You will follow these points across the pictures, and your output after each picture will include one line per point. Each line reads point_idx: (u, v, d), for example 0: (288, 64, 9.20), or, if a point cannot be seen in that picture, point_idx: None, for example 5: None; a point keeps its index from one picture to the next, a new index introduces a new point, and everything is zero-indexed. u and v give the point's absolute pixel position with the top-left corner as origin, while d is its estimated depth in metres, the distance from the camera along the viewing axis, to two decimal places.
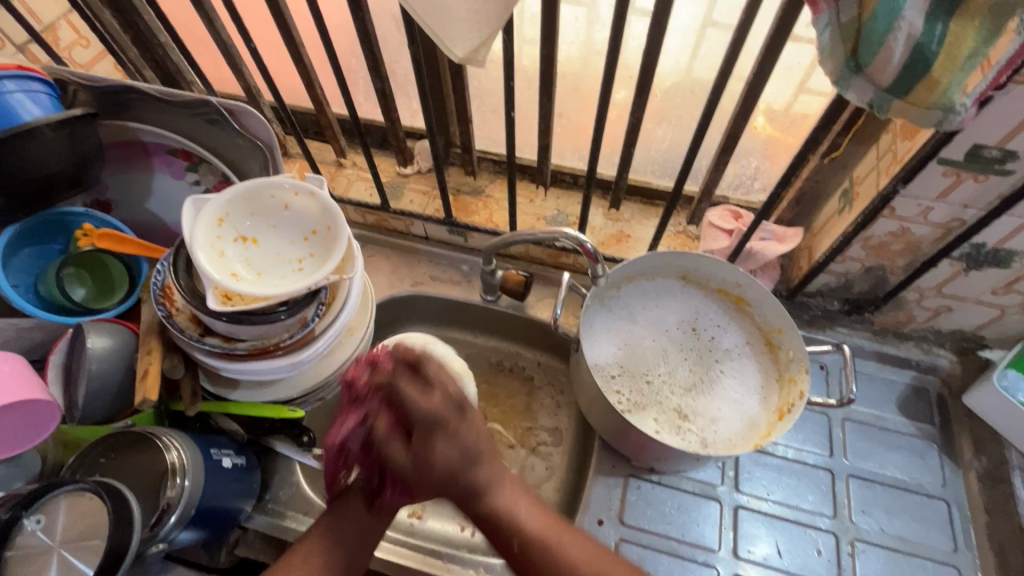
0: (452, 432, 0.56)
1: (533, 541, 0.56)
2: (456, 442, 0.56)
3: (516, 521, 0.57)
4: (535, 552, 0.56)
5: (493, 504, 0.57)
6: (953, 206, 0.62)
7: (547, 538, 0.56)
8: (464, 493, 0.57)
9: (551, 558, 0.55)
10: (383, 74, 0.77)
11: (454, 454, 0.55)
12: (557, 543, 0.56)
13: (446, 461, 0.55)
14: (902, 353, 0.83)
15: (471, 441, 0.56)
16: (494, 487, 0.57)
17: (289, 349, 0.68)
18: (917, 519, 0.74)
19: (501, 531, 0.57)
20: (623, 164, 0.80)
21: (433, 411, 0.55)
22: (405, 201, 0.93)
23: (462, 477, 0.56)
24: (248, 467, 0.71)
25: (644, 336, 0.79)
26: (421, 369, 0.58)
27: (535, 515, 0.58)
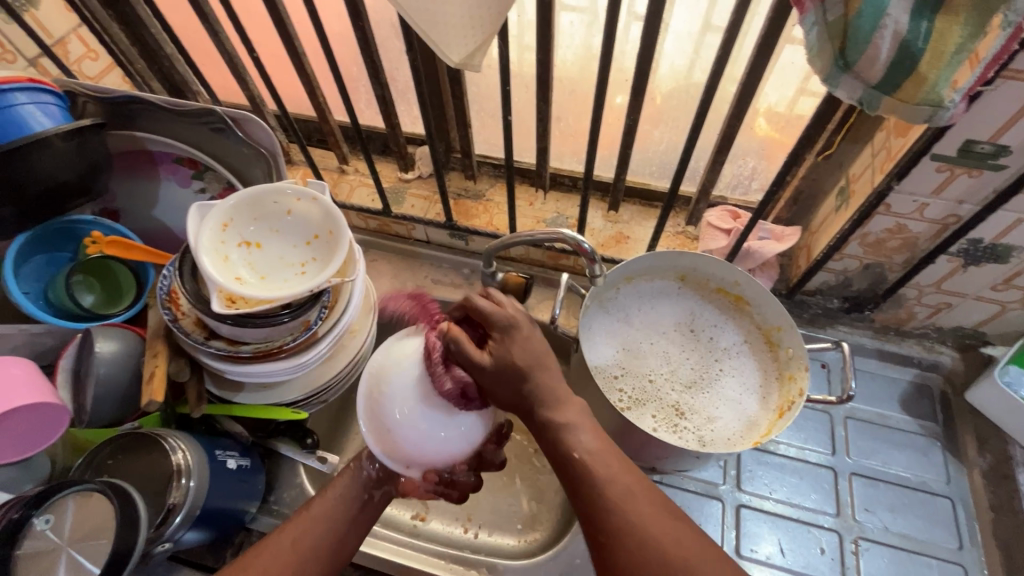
0: (522, 340, 0.57)
1: (591, 463, 0.53)
2: (503, 376, 0.55)
3: (575, 442, 0.54)
4: (601, 481, 0.52)
5: (556, 417, 0.55)
6: (948, 202, 0.62)
7: (608, 472, 0.53)
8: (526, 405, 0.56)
9: (605, 497, 0.51)
10: (383, 81, 0.79)
11: (522, 360, 0.55)
12: (618, 487, 0.52)
13: (501, 390, 0.56)
14: (904, 351, 0.83)
15: (531, 356, 0.56)
16: (562, 402, 0.56)
17: (292, 352, 0.69)
18: (921, 517, 0.73)
19: (558, 449, 0.54)
20: (621, 165, 0.81)
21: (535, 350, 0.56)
22: (406, 206, 0.94)
23: (530, 381, 0.55)
24: (253, 469, 0.72)
25: (643, 336, 0.79)
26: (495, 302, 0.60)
27: (592, 438, 0.55)
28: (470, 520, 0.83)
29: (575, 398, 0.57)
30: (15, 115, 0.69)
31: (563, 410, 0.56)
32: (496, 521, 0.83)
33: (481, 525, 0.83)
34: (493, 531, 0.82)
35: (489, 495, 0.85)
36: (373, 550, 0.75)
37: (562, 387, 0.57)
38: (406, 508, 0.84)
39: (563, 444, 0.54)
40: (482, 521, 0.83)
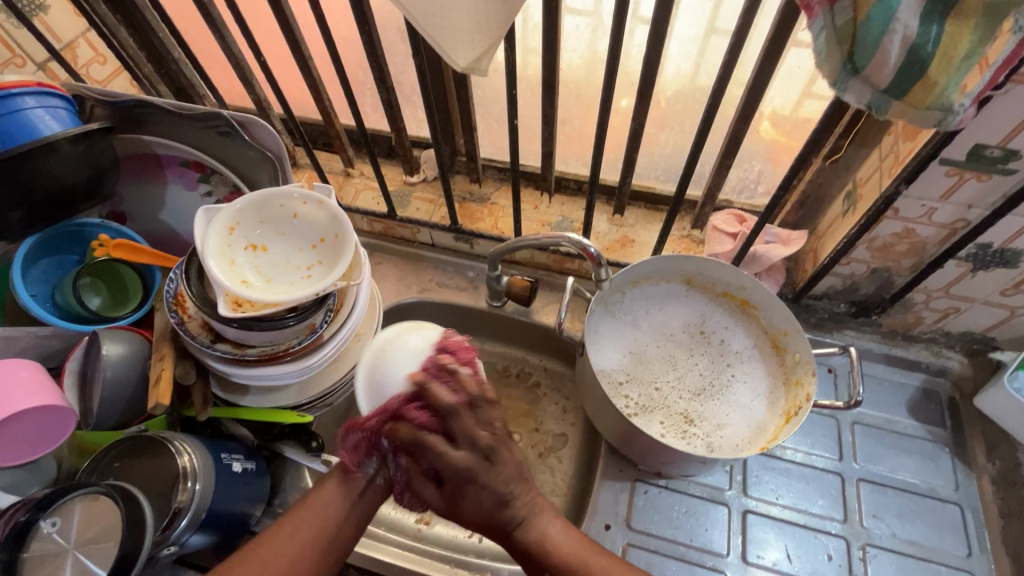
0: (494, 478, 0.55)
1: (559, 547, 0.57)
2: (489, 490, 0.55)
3: (546, 542, 0.57)
4: (566, 573, 0.56)
5: (529, 536, 0.57)
6: (957, 207, 0.62)
7: (574, 555, 0.57)
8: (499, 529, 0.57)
9: (565, 566, 0.56)
10: (388, 85, 0.79)
11: (487, 503, 0.56)
12: (585, 565, 0.56)
13: (477, 508, 0.56)
14: (911, 356, 0.82)
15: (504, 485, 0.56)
16: (532, 518, 0.58)
17: (298, 355, 0.70)
18: (929, 523, 0.73)
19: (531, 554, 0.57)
20: (626, 169, 0.81)
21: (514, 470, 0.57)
22: (411, 209, 0.95)
23: (496, 518, 0.56)
24: (258, 472, 0.72)
25: (648, 340, 0.79)
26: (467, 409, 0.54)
27: (568, 535, 0.59)
28: (474, 523, 0.83)
29: (545, 503, 0.60)
30: (24, 119, 0.69)
31: (533, 523, 0.58)
32: None
33: (485, 529, 0.82)
34: None
35: None
36: (377, 555, 0.74)
37: (540, 504, 0.59)
38: (410, 511, 0.84)
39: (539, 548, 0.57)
40: None
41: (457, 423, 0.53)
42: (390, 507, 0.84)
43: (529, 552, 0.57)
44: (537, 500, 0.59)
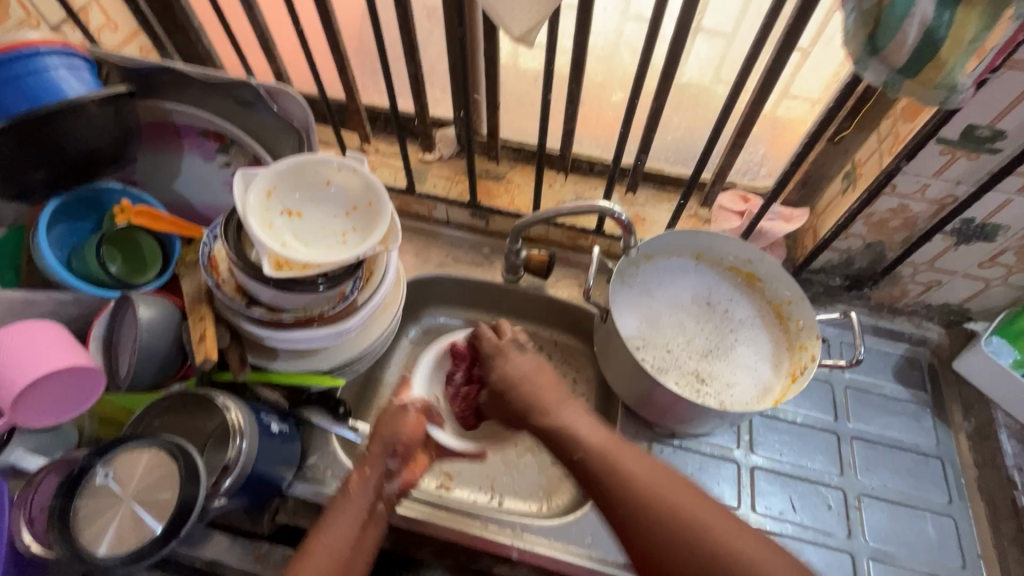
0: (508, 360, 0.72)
1: (597, 451, 0.63)
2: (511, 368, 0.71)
3: (576, 434, 0.65)
4: (597, 463, 0.62)
5: (556, 418, 0.67)
6: (947, 183, 0.68)
7: (619, 456, 0.62)
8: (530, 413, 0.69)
9: (612, 467, 0.61)
10: (417, 59, 0.81)
11: (512, 372, 0.71)
12: (618, 462, 0.61)
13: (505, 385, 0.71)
14: (896, 327, 0.90)
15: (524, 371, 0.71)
16: (555, 403, 0.68)
17: (331, 320, 0.72)
18: (914, 475, 0.80)
19: (565, 442, 0.65)
20: (643, 149, 0.85)
21: (518, 369, 0.71)
22: (429, 185, 0.97)
23: (523, 391, 0.69)
24: (291, 435, 0.73)
25: (661, 310, 0.84)
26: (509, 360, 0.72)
27: (596, 437, 0.64)
28: (494, 487, 0.87)
29: (571, 403, 0.69)
30: (49, 78, 0.68)
31: (561, 415, 0.67)
32: (519, 487, 0.87)
33: (504, 493, 0.86)
34: (518, 497, 0.86)
35: (511, 466, 0.88)
36: (407, 511, 0.74)
37: (553, 394, 0.69)
38: (430, 478, 0.87)
39: (569, 436, 0.65)
40: (506, 488, 0.87)
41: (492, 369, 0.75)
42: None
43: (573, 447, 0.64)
44: (544, 374, 0.71)
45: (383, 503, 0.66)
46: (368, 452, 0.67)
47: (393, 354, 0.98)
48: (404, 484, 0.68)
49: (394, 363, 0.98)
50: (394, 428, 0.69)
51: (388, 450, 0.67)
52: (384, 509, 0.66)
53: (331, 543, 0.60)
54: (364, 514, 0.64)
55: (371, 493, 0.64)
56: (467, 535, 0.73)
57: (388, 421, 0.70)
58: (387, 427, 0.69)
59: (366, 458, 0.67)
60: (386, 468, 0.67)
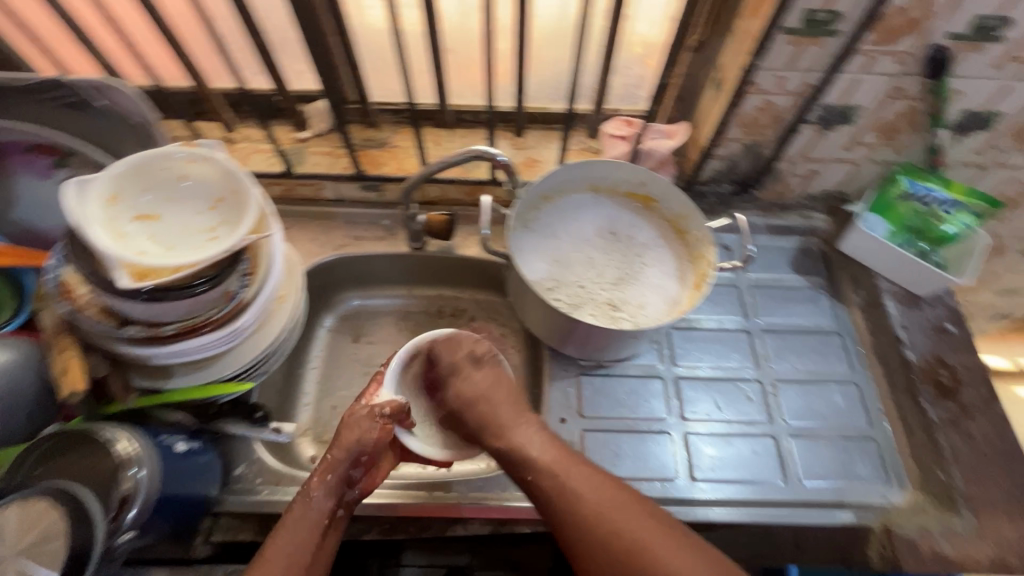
0: (469, 377, 0.71)
1: (545, 470, 0.62)
2: (467, 386, 0.70)
3: (525, 453, 0.64)
4: (546, 480, 0.62)
5: (511, 439, 0.65)
6: (802, 73, 0.71)
7: (575, 477, 0.61)
8: (486, 429, 0.67)
9: (561, 487, 0.60)
10: (256, 27, 0.74)
11: (468, 392, 0.70)
12: (564, 478, 0.61)
13: (462, 402, 0.70)
14: (787, 222, 0.95)
15: (482, 387, 0.70)
16: (508, 420, 0.67)
17: (221, 323, 0.67)
18: (821, 354, 0.86)
19: (516, 463, 0.64)
20: (519, 88, 0.83)
21: (474, 387, 0.70)
22: (309, 165, 0.91)
23: (476, 409, 0.69)
24: (204, 450, 0.68)
25: (567, 247, 0.84)
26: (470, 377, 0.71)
27: (547, 451, 0.64)
28: None
29: (526, 418, 0.68)
30: None
31: (514, 433, 0.66)
32: None
33: None
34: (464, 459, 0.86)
35: None
36: None
37: (509, 411, 0.68)
38: None
39: (520, 456, 0.64)
40: None
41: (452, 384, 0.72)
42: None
43: (523, 467, 0.64)
44: (504, 389, 0.70)
45: (343, 508, 0.65)
46: (328, 456, 0.64)
47: (310, 347, 0.94)
48: (365, 489, 0.66)
49: (315, 356, 0.94)
50: (359, 433, 0.66)
51: (354, 456, 0.65)
52: (342, 515, 0.64)
53: (283, 550, 0.58)
54: (322, 520, 0.61)
55: (329, 494, 0.63)
56: (415, 507, 0.72)
57: (355, 428, 0.66)
58: (349, 435, 0.65)
59: (324, 463, 0.64)
60: (349, 475, 0.65)
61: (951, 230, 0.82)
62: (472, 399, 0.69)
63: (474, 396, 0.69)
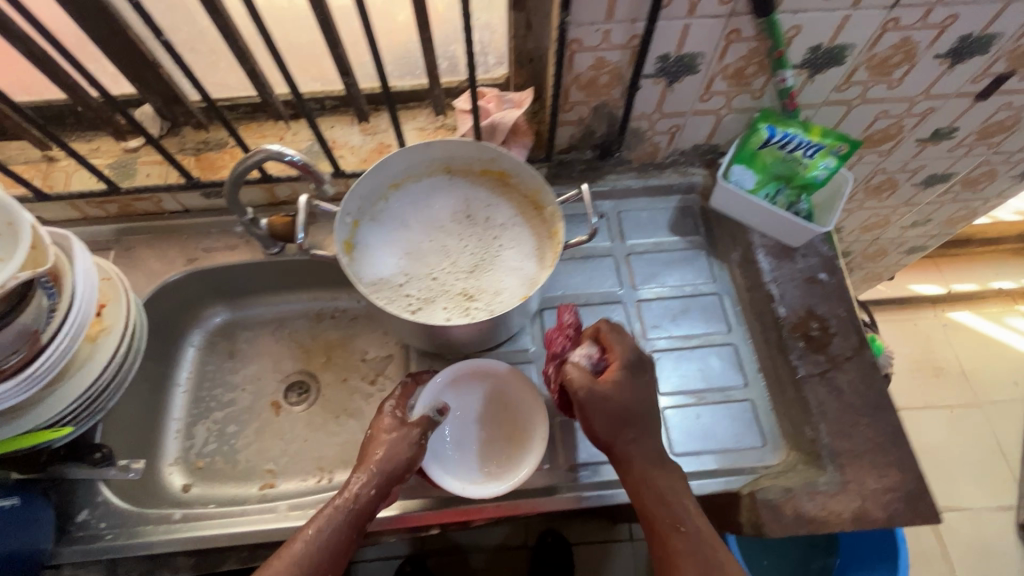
0: (629, 377, 0.63)
1: (693, 527, 0.58)
2: (637, 391, 0.62)
3: (664, 497, 0.59)
4: (666, 532, 0.58)
5: (643, 477, 0.60)
6: (624, 24, 0.65)
7: (689, 531, 0.58)
8: (638, 444, 0.61)
9: (670, 555, 0.57)
10: (17, 34, 0.65)
11: (634, 393, 0.62)
12: (665, 546, 0.58)
13: (620, 403, 0.61)
14: (664, 182, 0.91)
15: (643, 396, 0.63)
16: (660, 457, 0.61)
17: (19, 366, 0.61)
18: (699, 317, 0.83)
19: (662, 506, 0.59)
20: (343, 71, 0.76)
21: (625, 395, 0.61)
22: (141, 177, 0.84)
23: (636, 417, 0.61)
24: (28, 505, 0.64)
25: (419, 238, 0.78)
26: (625, 365, 0.63)
27: (669, 504, 0.59)
28: (322, 468, 0.84)
29: (672, 465, 0.62)
30: None
31: (656, 475, 0.60)
32: (345, 459, 0.85)
33: (333, 469, 0.84)
34: (347, 468, 0.84)
35: (333, 441, 0.86)
36: (201, 531, 0.68)
37: (653, 436, 0.62)
38: (252, 482, 0.83)
39: (669, 500, 0.59)
40: (334, 464, 0.84)
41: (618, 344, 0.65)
42: (207, 486, 0.82)
43: (666, 509, 0.59)
44: (648, 395, 0.63)
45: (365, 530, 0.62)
46: (403, 442, 0.64)
47: (178, 371, 0.89)
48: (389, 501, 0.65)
49: (183, 380, 0.89)
50: (395, 447, 0.64)
51: (398, 472, 0.63)
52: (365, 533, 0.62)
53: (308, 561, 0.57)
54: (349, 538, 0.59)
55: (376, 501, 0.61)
56: (269, 532, 0.68)
57: (387, 442, 0.64)
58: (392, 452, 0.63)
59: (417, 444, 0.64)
60: (381, 493, 0.62)
61: (817, 176, 0.78)
62: (609, 399, 0.60)
63: (613, 397, 0.60)
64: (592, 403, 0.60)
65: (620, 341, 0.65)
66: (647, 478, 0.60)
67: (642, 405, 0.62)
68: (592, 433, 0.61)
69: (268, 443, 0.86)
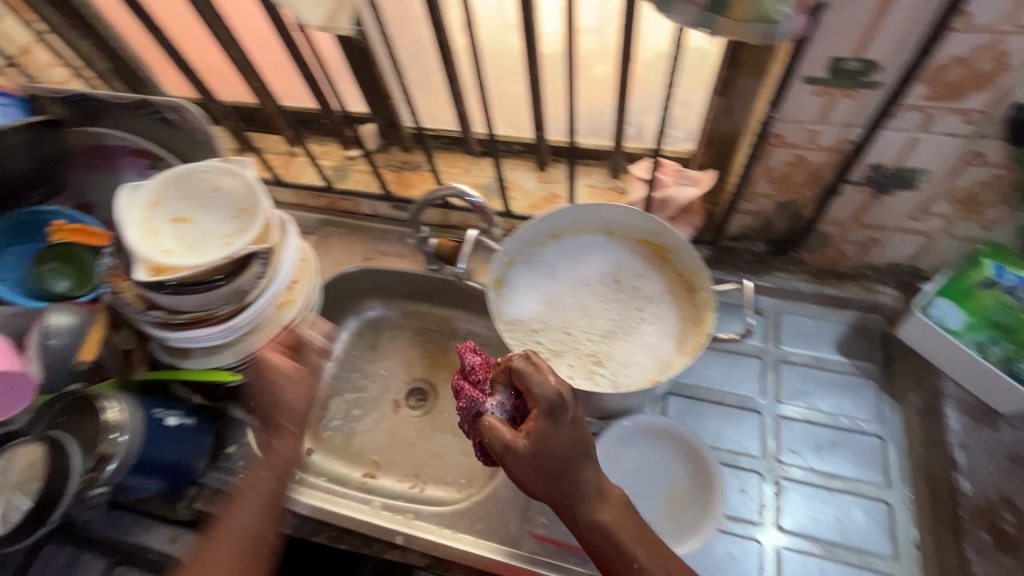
0: (550, 425, 0.55)
1: (647, 561, 0.54)
2: (561, 439, 0.55)
3: (614, 538, 0.55)
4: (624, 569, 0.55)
5: (592, 517, 0.56)
6: (838, 127, 0.61)
7: (656, 564, 0.55)
8: (574, 497, 0.56)
9: None
10: (302, 59, 0.82)
11: (561, 444, 0.55)
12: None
13: (552, 458, 0.55)
14: (842, 293, 0.81)
15: (570, 439, 0.56)
16: (603, 488, 0.57)
17: (224, 317, 0.76)
18: (851, 456, 0.72)
19: (613, 552, 0.55)
20: (537, 123, 0.82)
21: (545, 440, 0.54)
22: (350, 182, 0.99)
23: (573, 466, 0.55)
24: (198, 428, 0.77)
25: (563, 290, 0.80)
26: (547, 415, 0.55)
27: (636, 539, 0.56)
28: (417, 476, 0.89)
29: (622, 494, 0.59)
30: None
31: (605, 514, 0.56)
32: (441, 475, 0.89)
33: (426, 481, 0.88)
34: (439, 485, 0.88)
35: (434, 454, 0.91)
36: (309, 499, 0.76)
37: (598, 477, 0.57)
38: (358, 467, 0.91)
39: (619, 547, 0.55)
40: (429, 476, 0.89)
41: (536, 389, 0.56)
42: (323, 457, 0.92)
43: (618, 552, 0.55)
44: (582, 435, 0.57)
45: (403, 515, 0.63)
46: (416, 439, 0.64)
47: (329, 349, 1.02)
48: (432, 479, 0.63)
49: (331, 358, 1.02)
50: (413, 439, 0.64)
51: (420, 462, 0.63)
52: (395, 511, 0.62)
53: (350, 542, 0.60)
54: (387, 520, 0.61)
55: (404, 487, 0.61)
56: (360, 523, 0.74)
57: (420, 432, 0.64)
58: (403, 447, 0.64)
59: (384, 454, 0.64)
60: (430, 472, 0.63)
61: None
62: (542, 455, 0.54)
63: (546, 450, 0.54)
64: (530, 465, 0.55)
65: (540, 384, 0.56)
66: (598, 524, 0.56)
67: (581, 442, 0.56)
68: (528, 489, 0.56)
69: (380, 436, 0.93)
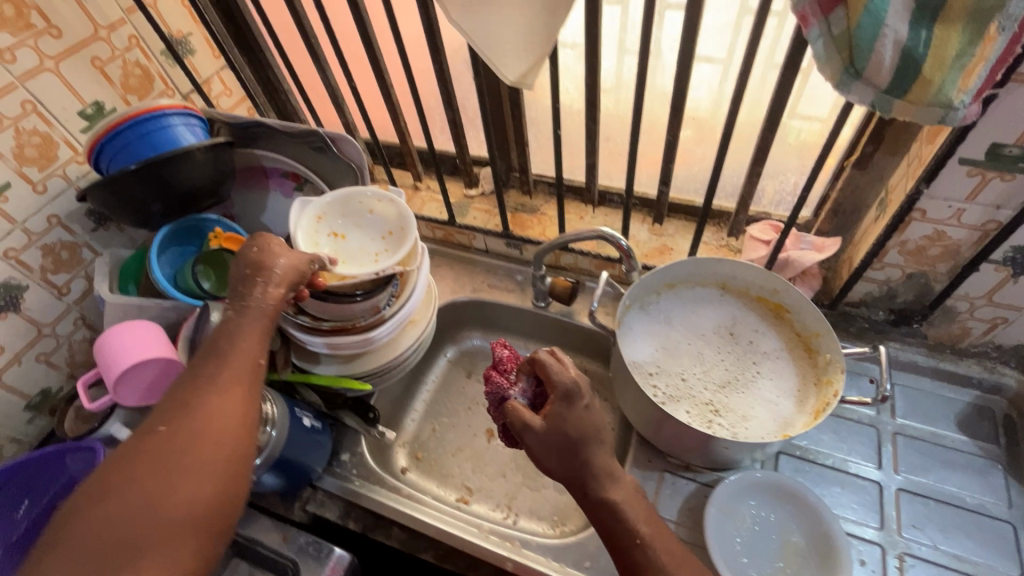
0: (572, 407, 0.58)
1: (651, 538, 0.57)
2: (581, 422, 0.57)
3: (625, 518, 0.57)
4: (636, 548, 0.56)
5: (606, 494, 0.57)
6: (985, 207, 0.64)
7: (660, 542, 0.57)
8: (587, 478, 0.58)
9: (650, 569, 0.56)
10: (454, 106, 0.91)
11: (576, 426, 0.57)
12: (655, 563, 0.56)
13: (569, 437, 0.57)
14: (962, 370, 0.81)
15: (589, 422, 0.58)
16: (613, 471, 0.59)
17: (362, 329, 0.81)
18: (977, 539, 0.70)
19: (622, 528, 0.57)
20: (664, 179, 0.87)
21: (572, 426, 0.57)
22: (469, 218, 1.06)
23: (588, 448, 0.57)
24: (323, 431, 0.83)
25: (679, 338, 0.83)
26: (567, 399, 0.58)
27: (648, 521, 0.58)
28: (510, 506, 0.90)
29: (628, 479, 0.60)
30: (172, 135, 0.80)
31: (615, 493, 0.58)
32: (535, 509, 0.90)
33: (519, 513, 0.89)
34: (533, 518, 0.89)
35: (528, 487, 0.92)
36: (420, 515, 0.78)
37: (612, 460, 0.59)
38: (452, 491, 0.93)
39: (626, 523, 0.57)
40: (522, 508, 0.90)
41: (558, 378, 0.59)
42: (419, 477, 0.94)
43: (628, 528, 0.57)
44: (602, 422, 0.59)
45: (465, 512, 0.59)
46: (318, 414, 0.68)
47: (428, 372, 1.06)
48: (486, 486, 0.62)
49: (430, 381, 1.06)
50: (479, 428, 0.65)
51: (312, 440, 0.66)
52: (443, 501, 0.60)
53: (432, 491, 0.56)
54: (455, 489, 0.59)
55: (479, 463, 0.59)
56: (468, 544, 0.76)
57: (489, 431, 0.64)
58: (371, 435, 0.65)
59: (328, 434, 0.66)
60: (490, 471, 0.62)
61: None
62: (562, 434, 0.56)
63: (565, 429, 0.56)
64: (553, 444, 0.57)
65: (560, 376, 0.59)
66: (610, 503, 0.57)
67: (599, 428, 0.58)
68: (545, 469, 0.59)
69: (475, 462, 0.95)
